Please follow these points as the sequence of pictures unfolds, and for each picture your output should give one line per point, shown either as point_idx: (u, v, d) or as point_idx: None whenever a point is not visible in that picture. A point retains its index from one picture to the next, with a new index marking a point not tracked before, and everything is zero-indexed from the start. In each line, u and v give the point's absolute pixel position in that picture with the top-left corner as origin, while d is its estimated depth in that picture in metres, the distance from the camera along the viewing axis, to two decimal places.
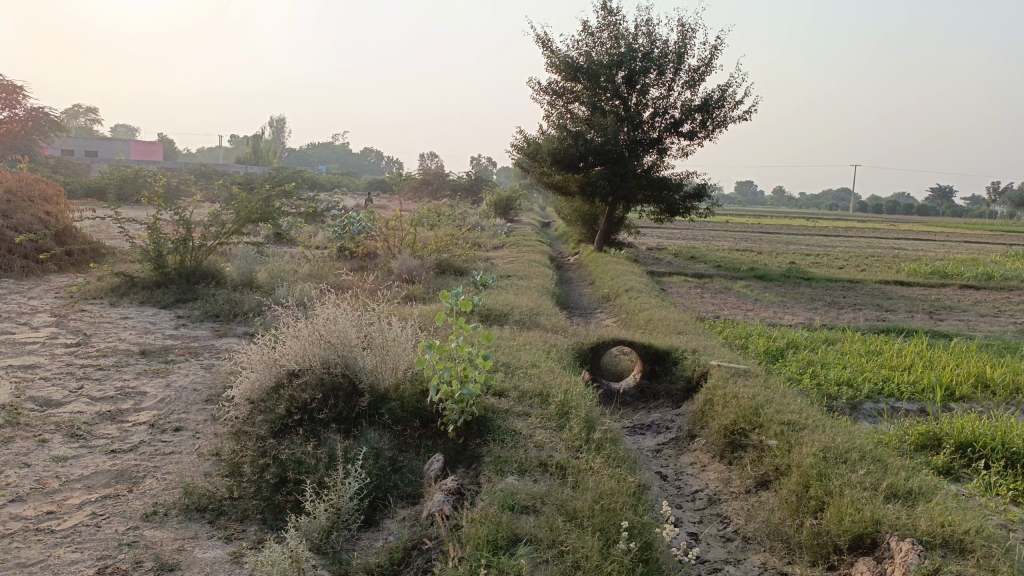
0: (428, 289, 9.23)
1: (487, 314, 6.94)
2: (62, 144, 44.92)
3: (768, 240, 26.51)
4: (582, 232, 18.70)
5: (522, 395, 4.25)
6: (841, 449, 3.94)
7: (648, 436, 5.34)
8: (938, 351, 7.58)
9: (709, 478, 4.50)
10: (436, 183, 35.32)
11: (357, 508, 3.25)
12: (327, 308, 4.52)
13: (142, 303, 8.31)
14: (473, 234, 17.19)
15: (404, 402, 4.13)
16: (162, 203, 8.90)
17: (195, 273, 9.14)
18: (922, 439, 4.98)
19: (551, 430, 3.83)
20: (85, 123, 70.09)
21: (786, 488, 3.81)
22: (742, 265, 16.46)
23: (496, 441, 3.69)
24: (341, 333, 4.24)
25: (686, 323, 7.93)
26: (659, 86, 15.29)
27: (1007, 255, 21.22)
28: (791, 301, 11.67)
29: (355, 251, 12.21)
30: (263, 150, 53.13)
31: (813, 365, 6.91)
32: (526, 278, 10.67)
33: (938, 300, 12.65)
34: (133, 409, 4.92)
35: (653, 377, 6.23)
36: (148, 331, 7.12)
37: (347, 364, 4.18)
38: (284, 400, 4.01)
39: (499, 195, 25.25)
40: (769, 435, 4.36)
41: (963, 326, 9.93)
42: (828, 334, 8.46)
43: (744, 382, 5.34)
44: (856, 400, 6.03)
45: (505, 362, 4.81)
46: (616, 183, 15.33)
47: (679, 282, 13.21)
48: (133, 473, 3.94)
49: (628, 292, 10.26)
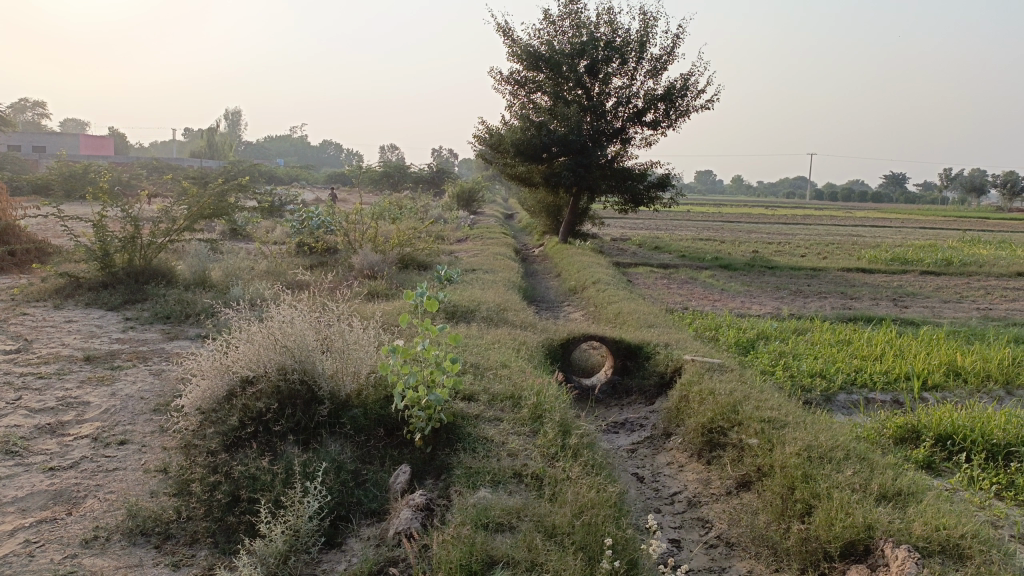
0: (391, 285, 8.96)
1: (453, 310, 6.70)
2: (8, 139, 43.45)
3: (731, 229, 26.60)
4: (546, 224, 18.53)
5: (493, 399, 4.02)
6: (825, 447, 3.78)
7: (623, 434, 5.16)
8: (908, 339, 7.52)
9: (688, 480, 4.33)
10: (397, 176, 34.85)
11: (318, 528, 3.01)
12: (283, 308, 4.23)
13: (89, 305, 7.90)
14: (436, 227, 16.93)
15: (367, 410, 3.88)
16: (108, 199, 8.45)
17: (145, 272, 8.74)
18: (901, 432, 4.86)
19: (525, 437, 3.62)
20: (33, 118, 67.95)
21: (769, 490, 3.65)
22: (706, 255, 16.42)
23: (467, 450, 3.46)
24: (298, 337, 3.96)
25: (656, 316, 7.78)
26: (621, 76, 15.14)
27: (964, 240, 21.54)
28: (757, 290, 11.62)
29: (315, 246, 11.86)
30: (219, 143, 52.04)
31: (785, 356, 6.80)
32: (491, 272, 10.45)
33: (901, 287, 12.72)
34: (75, 422, 4.59)
35: (625, 373, 6.06)
36: (93, 336, 6.74)
37: (305, 369, 3.90)
38: (238, 410, 3.73)
39: (461, 187, 24.92)
40: (749, 433, 4.19)
41: (928, 313, 9.95)
42: (797, 324, 8.37)
43: (720, 378, 5.17)
44: (830, 392, 5.92)
45: (473, 363, 4.58)
46: (580, 174, 15.15)
47: (645, 273, 13.10)
48: (73, 493, 3.63)
49: (595, 284, 10.10)
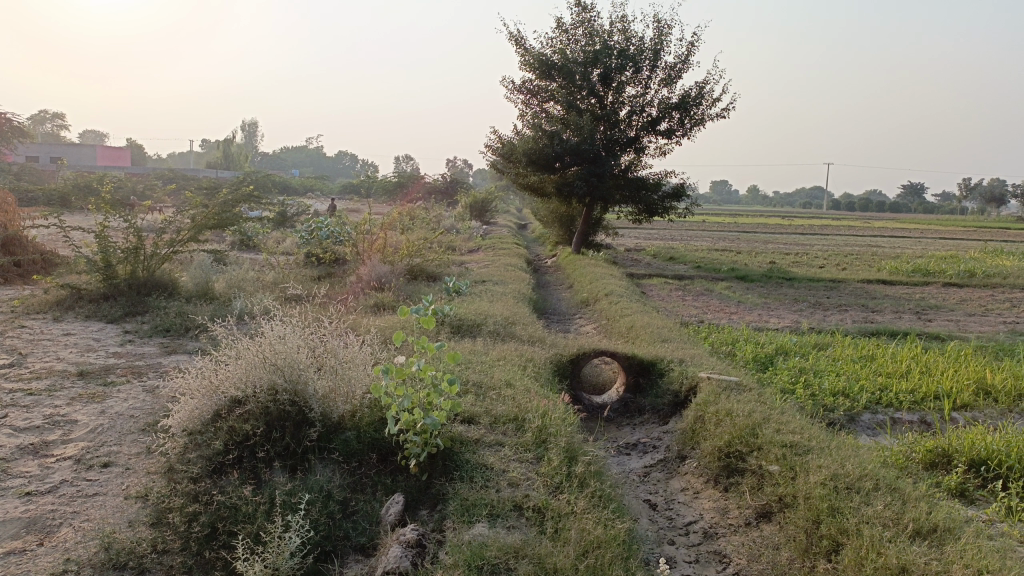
0: (399, 297, 8.75)
1: (458, 323, 6.46)
2: (27, 150, 43.79)
3: (747, 240, 26.22)
4: (558, 234, 18.29)
5: (495, 421, 3.77)
6: (853, 475, 3.50)
7: (634, 457, 4.90)
8: (935, 355, 7.19)
9: (703, 508, 4.05)
10: (410, 186, 34.71)
11: (299, 566, 2.77)
12: (276, 323, 4.01)
13: (89, 318, 7.72)
14: (447, 237, 16.74)
15: (361, 433, 3.66)
16: (110, 209, 8.27)
17: (147, 284, 8.57)
18: (931, 456, 4.57)
19: (527, 464, 3.36)
20: (51, 128, 68.57)
21: (792, 523, 3.39)
22: (722, 266, 16.13)
23: (465, 479, 3.22)
24: (290, 355, 3.73)
25: (670, 330, 7.51)
26: (635, 84, 14.91)
27: (987, 251, 21.07)
28: (775, 302, 11.32)
29: (323, 257, 11.68)
30: (235, 154, 52.28)
31: (805, 373, 6.51)
32: (502, 284, 10.21)
33: (923, 299, 12.38)
34: (59, 442, 4.38)
35: (638, 391, 5.80)
36: (90, 349, 6.55)
37: (296, 389, 3.68)
38: (223, 433, 3.51)
39: (474, 197, 24.71)
40: (769, 459, 3.92)
41: (953, 327, 9.61)
42: (817, 338, 8.06)
43: (738, 397, 4.90)
44: (854, 412, 5.64)
45: (475, 382, 4.34)
46: (593, 184, 14.92)
47: (659, 285, 12.83)
48: (47, 521, 3.40)
49: (608, 296, 9.84)
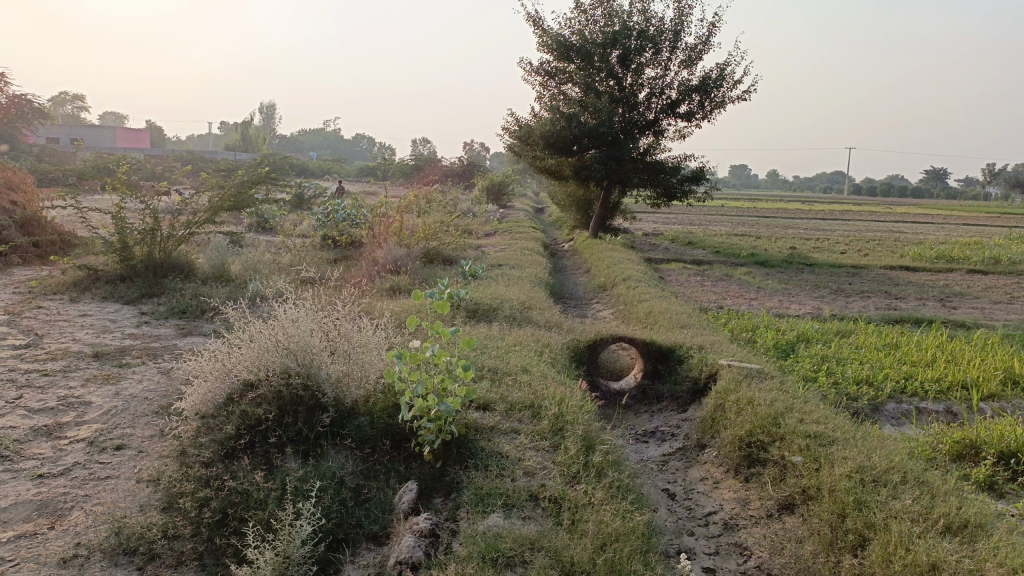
0: (414, 280, 8.68)
1: (475, 308, 6.38)
2: (47, 131, 44.04)
3: (767, 225, 25.94)
4: (576, 218, 18.15)
5: (511, 408, 3.70)
6: (879, 467, 3.40)
7: (652, 445, 4.81)
8: (960, 344, 7.04)
9: (723, 499, 3.97)
10: (427, 169, 34.58)
11: (310, 555, 2.71)
12: (289, 306, 3.94)
13: (106, 299, 7.72)
14: (463, 220, 16.65)
15: (374, 418, 3.59)
16: (127, 190, 8.24)
17: (164, 265, 8.54)
18: (958, 447, 4.45)
19: (544, 452, 3.29)
20: (72, 110, 69.00)
21: (817, 517, 3.30)
22: (741, 251, 15.95)
23: (479, 467, 3.14)
24: (302, 338, 3.66)
25: (689, 316, 7.39)
26: (655, 66, 14.68)
27: (1012, 237, 20.73)
28: (796, 288, 11.15)
29: (339, 240, 11.64)
30: (253, 136, 52.34)
31: (827, 361, 6.39)
32: (518, 267, 10.12)
33: (947, 286, 12.16)
34: (73, 424, 4.35)
35: (656, 377, 5.70)
36: (106, 331, 6.54)
37: (309, 373, 3.61)
38: (235, 417, 3.45)
39: (491, 180, 24.56)
40: (792, 450, 3.82)
41: (978, 315, 9.41)
42: (840, 326, 7.92)
43: (759, 386, 4.79)
44: (878, 401, 5.52)
45: (491, 367, 4.26)
46: (612, 167, 14.76)
47: (677, 270, 12.68)
48: (59, 504, 3.37)
49: (625, 281, 9.72)
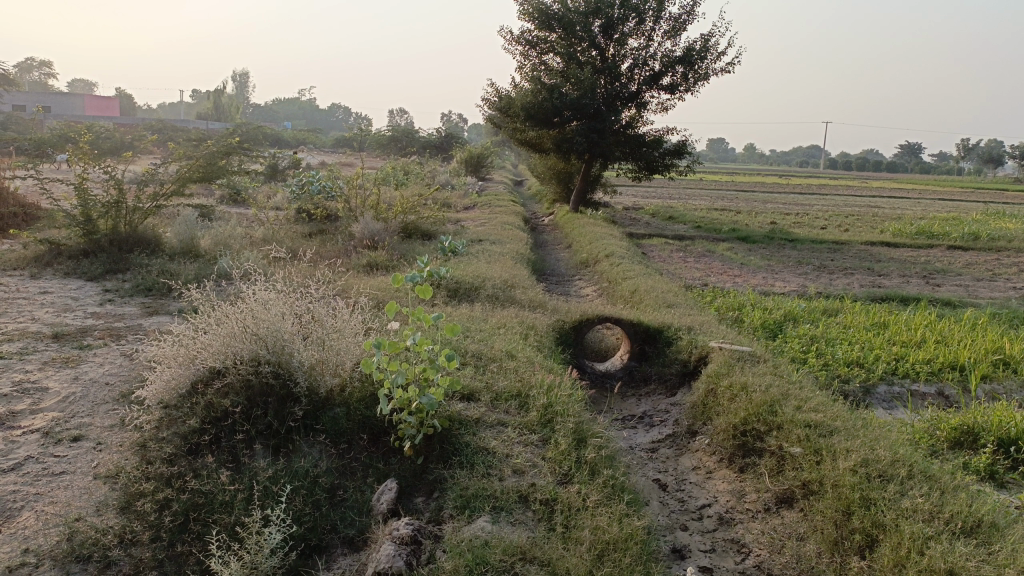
0: (392, 256, 8.40)
1: (455, 286, 6.13)
2: (11, 99, 42.78)
3: (746, 199, 25.82)
4: (556, 191, 17.89)
5: (497, 398, 3.47)
6: (884, 461, 3.24)
7: (640, 431, 4.62)
8: (949, 323, 6.91)
9: (718, 490, 3.79)
10: (404, 141, 34.00)
11: (280, 564, 2.48)
12: (258, 288, 3.67)
13: (68, 275, 7.36)
14: (442, 194, 16.32)
15: (351, 410, 3.36)
16: (89, 160, 7.82)
17: (129, 239, 8.18)
18: (957, 434, 4.28)
19: (532, 448, 3.08)
20: (37, 76, 67.05)
21: (819, 514, 3.15)
22: (723, 226, 15.79)
23: (465, 465, 2.92)
24: (272, 323, 3.40)
25: (675, 295, 7.20)
26: (638, 36, 14.38)
27: (988, 213, 20.81)
28: (779, 265, 11.01)
29: (314, 214, 11.30)
30: (225, 106, 51.23)
31: (816, 341, 6.24)
32: (498, 243, 9.87)
33: (930, 263, 12.09)
34: (27, 413, 4.05)
35: (643, 359, 5.52)
36: (67, 309, 6.21)
37: (279, 361, 3.37)
38: (201, 409, 3.20)
39: (469, 152, 24.15)
40: (791, 440, 3.64)
41: (963, 292, 9.32)
42: (826, 304, 7.78)
43: (752, 370, 4.61)
44: (870, 383, 5.38)
45: (473, 352, 4.03)
46: (594, 139, 14.48)
47: (660, 246, 12.50)
48: (7, 504, 3.09)
49: (608, 257, 9.50)
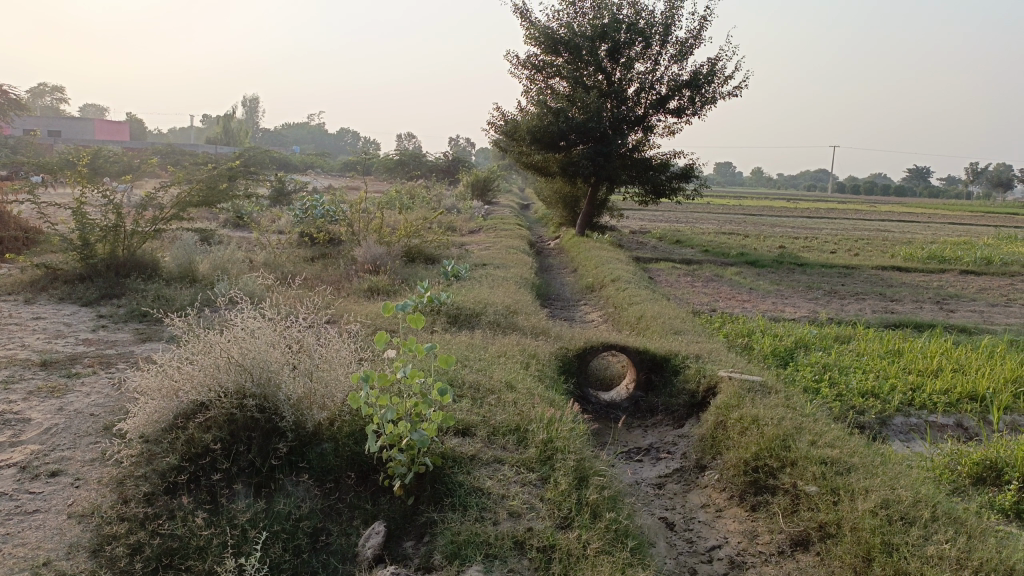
0: (394, 281, 8.25)
1: (456, 312, 5.96)
2: (23, 123, 43.13)
3: (754, 223, 25.67)
4: (562, 215, 17.77)
5: (494, 433, 3.29)
6: (905, 501, 3.03)
7: (646, 466, 4.43)
8: (966, 351, 6.70)
9: (728, 530, 3.59)
10: (411, 164, 34.04)
11: None
12: (246, 315, 3.51)
13: (63, 300, 7.23)
14: (447, 218, 16.22)
15: (339, 446, 3.18)
16: (87, 183, 7.73)
17: (127, 264, 8.05)
18: (980, 469, 4.05)
19: (530, 488, 2.89)
20: (49, 101, 67.70)
21: (837, 559, 2.95)
22: (731, 250, 15.63)
23: (457, 508, 2.74)
24: (257, 353, 3.22)
25: (683, 321, 7.02)
26: (645, 60, 14.32)
27: (999, 237, 20.58)
28: (789, 290, 10.82)
29: (317, 237, 11.19)
30: (235, 130, 51.55)
31: (829, 370, 6.03)
32: (502, 267, 9.73)
33: (942, 288, 11.87)
34: (6, 445, 3.88)
35: (650, 388, 5.33)
36: (59, 335, 6.07)
37: (265, 394, 3.19)
38: (181, 444, 3.03)
39: (475, 176, 24.09)
40: (806, 477, 3.44)
41: (977, 319, 9.10)
42: (838, 331, 7.57)
43: (763, 401, 4.41)
44: (885, 414, 5.17)
45: (471, 383, 3.86)
46: (600, 163, 14.36)
47: (668, 270, 12.32)
48: None
49: (614, 282, 9.35)
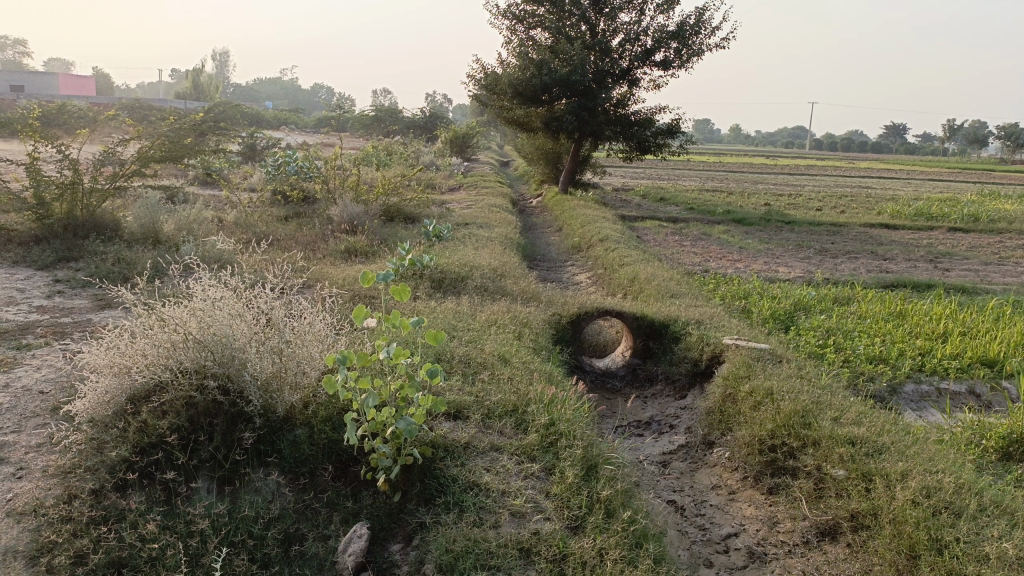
0: (373, 241, 7.83)
1: (439, 276, 5.56)
2: None
3: (737, 180, 25.35)
4: (544, 172, 17.31)
5: (489, 415, 2.93)
6: (948, 489, 2.75)
7: (648, 441, 4.11)
8: (970, 312, 6.44)
9: (744, 516, 3.28)
10: (388, 120, 33.22)
11: None
12: (209, 285, 3.08)
13: (16, 264, 6.72)
14: (425, 175, 15.73)
15: (315, 432, 2.80)
16: (39, 137, 7.14)
17: (86, 224, 7.54)
18: (1007, 444, 3.76)
19: (533, 481, 2.55)
20: (12, 54, 65.49)
21: (875, 554, 2.66)
22: (717, 207, 15.29)
23: (450, 508, 2.39)
24: (218, 329, 2.81)
25: (678, 283, 6.68)
26: (630, 10, 13.75)
27: (982, 193, 20.49)
28: (779, 249, 10.54)
29: (291, 196, 10.68)
30: (206, 84, 50.05)
31: (832, 334, 5.73)
32: (486, 226, 9.33)
33: (932, 246, 11.62)
34: None
35: (648, 356, 5.00)
36: (10, 302, 5.58)
37: (229, 375, 2.80)
38: (133, 433, 2.63)
39: (454, 132, 23.40)
40: (833, 459, 3.13)
41: (974, 278, 8.83)
42: (837, 292, 7.28)
43: (775, 371, 4.09)
44: (897, 382, 4.89)
45: (459, 358, 3.48)
46: (584, 118, 13.87)
47: (654, 229, 11.99)
48: None
49: (602, 241, 8.99)
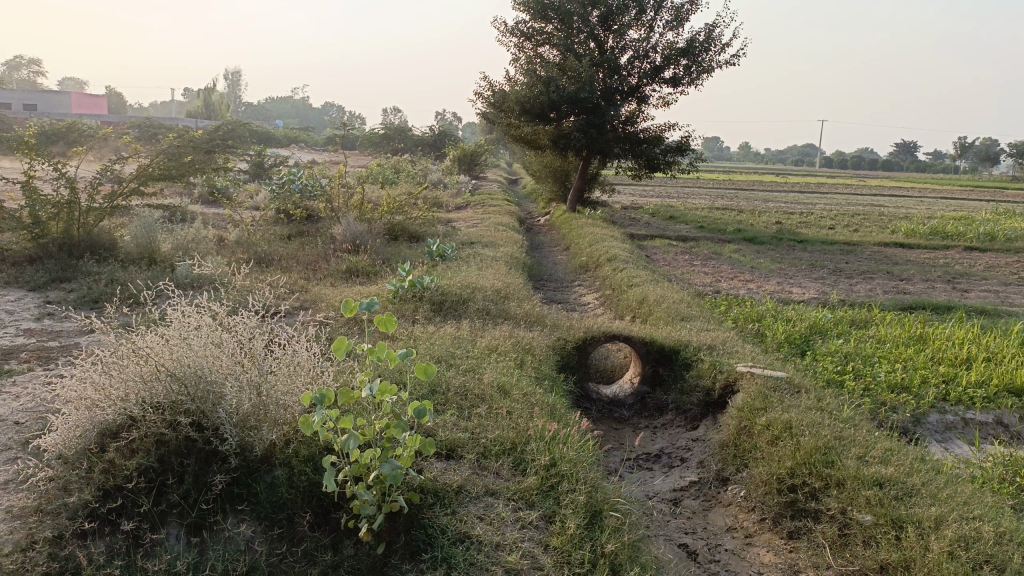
0: (374, 261, 7.64)
1: (440, 298, 5.35)
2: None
3: (748, 198, 25.10)
4: (552, 190, 17.14)
5: (485, 454, 2.71)
6: (987, 540, 2.51)
7: (658, 475, 3.87)
8: (994, 336, 6.17)
9: (761, 563, 3.04)
10: (397, 138, 33.18)
11: None
12: (186, 311, 2.88)
13: (9, 284, 6.55)
14: (431, 193, 15.56)
15: (295, 474, 2.58)
16: (36, 155, 6.99)
17: (83, 244, 7.37)
18: None
19: (530, 532, 2.32)
20: (26, 73, 66.05)
21: None
22: (727, 226, 15.06)
23: (437, 564, 2.16)
24: (191, 360, 2.60)
25: (688, 305, 6.45)
26: (639, 27, 13.62)
27: (997, 211, 20.16)
28: (792, 269, 10.29)
29: (294, 214, 10.52)
30: (217, 103, 50.28)
31: (850, 359, 5.47)
32: (491, 245, 9.13)
33: (949, 265, 11.34)
34: None
35: (657, 383, 4.75)
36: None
37: (203, 410, 2.59)
38: (97, 474, 2.43)
39: (463, 150, 23.29)
40: (859, 502, 2.88)
41: (995, 300, 8.55)
42: (853, 314, 7.02)
43: (793, 402, 3.85)
44: (920, 412, 4.64)
45: (455, 389, 3.26)
46: (593, 135, 13.69)
47: (663, 248, 11.76)
48: None
49: (610, 261, 8.77)
